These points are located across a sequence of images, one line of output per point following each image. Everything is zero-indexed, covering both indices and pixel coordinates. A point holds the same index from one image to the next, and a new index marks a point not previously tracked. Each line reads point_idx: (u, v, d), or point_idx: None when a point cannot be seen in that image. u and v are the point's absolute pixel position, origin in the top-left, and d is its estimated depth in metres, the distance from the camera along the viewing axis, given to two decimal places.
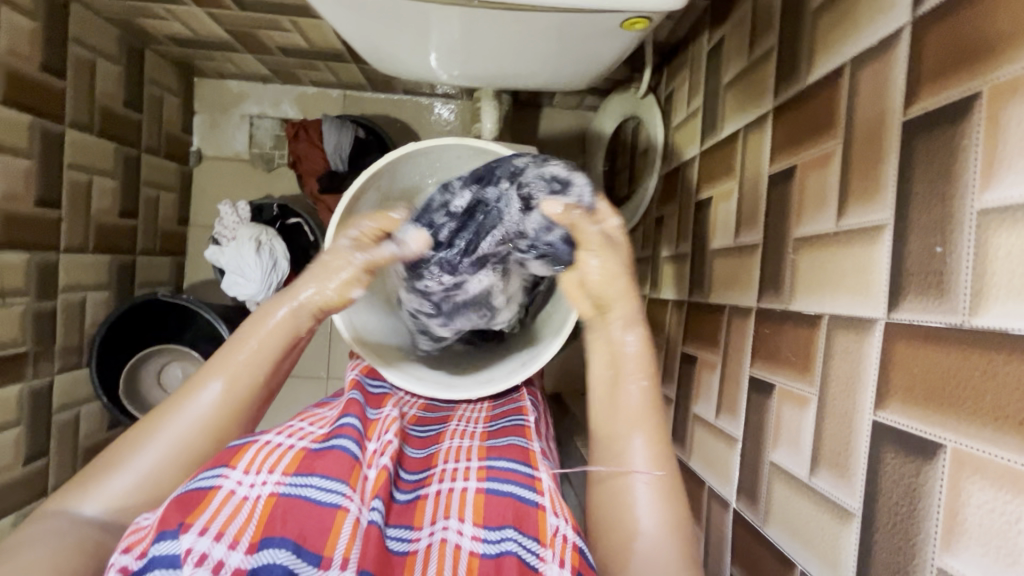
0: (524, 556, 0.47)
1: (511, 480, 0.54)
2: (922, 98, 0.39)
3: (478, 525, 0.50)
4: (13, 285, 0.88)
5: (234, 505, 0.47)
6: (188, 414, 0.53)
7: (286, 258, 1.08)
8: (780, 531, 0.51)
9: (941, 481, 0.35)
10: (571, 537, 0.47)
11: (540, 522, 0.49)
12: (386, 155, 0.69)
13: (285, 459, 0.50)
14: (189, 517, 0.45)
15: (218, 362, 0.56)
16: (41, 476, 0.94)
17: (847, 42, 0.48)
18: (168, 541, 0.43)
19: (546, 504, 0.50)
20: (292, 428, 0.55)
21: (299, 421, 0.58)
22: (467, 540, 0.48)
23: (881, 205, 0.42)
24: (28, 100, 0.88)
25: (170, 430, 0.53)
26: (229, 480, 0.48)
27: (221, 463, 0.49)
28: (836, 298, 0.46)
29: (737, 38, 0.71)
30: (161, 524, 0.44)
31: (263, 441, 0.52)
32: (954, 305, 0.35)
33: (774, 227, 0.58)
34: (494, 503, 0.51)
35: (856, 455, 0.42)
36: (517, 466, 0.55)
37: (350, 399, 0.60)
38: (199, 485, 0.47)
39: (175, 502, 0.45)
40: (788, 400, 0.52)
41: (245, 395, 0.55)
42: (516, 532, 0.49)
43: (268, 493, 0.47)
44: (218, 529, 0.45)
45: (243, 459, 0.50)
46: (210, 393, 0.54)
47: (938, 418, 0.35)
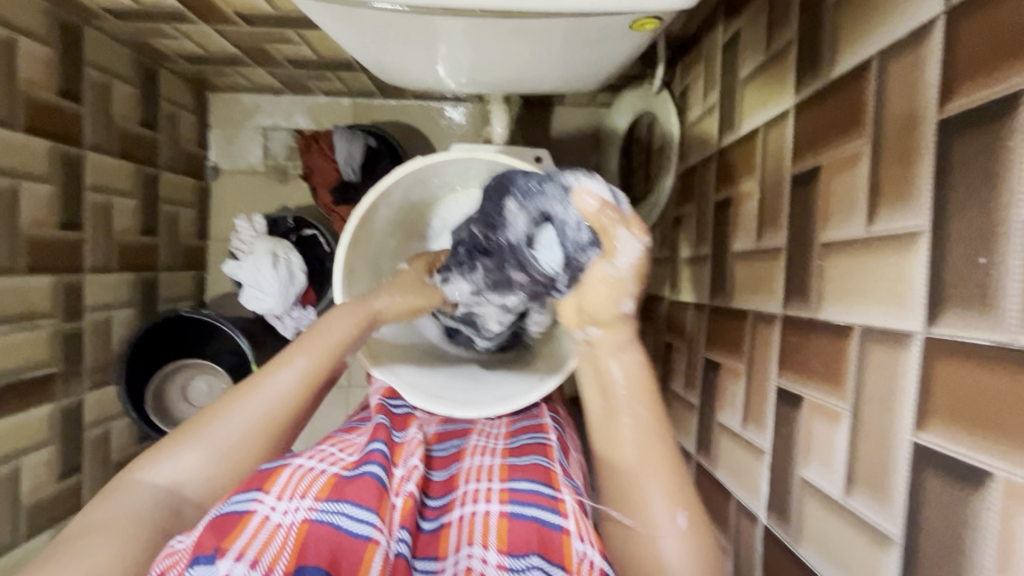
0: None
1: (535, 503, 0.53)
2: (962, 95, 0.36)
3: (502, 552, 0.49)
4: (40, 307, 0.90)
5: (269, 531, 0.47)
6: (259, 398, 0.57)
7: (303, 270, 1.09)
8: (812, 551, 0.48)
9: (992, 511, 0.32)
10: (598, 563, 0.47)
11: (564, 548, 0.49)
12: (392, 173, 0.67)
13: (317, 484, 0.51)
14: (225, 541, 0.45)
15: (292, 348, 0.60)
16: (75, 491, 0.96)
17: (874, 35, 0.45)
18: (203, 565, 0.43)
19: (571, 528, 0.50)
20: (324, 453, 0.56)
21: (329, 446, 0.58)
22: (492, 569, 0.48)
23: (916, 211, 0.39)
24: (48, 125, 0.90)
25: (245, 407, 0.56)
26: (263, 505, 0.48)
27: (254, 488, 0.49)
28: (868, 308, 0.43)
29: (754, 31, 0.68)
30: (196, 548, 0.44)
31: (296, 464, 0.52)
32: (1001, 322, 0.32)
33: (798, 230, 0.55)
34: (517, 527, 0.51)
35: (896, 479, 0.39)
36: (540, 488, 0.54)
37: (378, 423, 0.60)
38: (234, 509, 0.47)
39: (209, 527, 0.45)
40: (818, 414, 0.49)
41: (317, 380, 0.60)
42: (541, 560, 0.48)
43: (301, 519, 0.48)
44: (252, 556, 0.45)
45: (276, 483, 0.50)
46: (284, 377, 0.58)
47: (987, 443, 0.33)
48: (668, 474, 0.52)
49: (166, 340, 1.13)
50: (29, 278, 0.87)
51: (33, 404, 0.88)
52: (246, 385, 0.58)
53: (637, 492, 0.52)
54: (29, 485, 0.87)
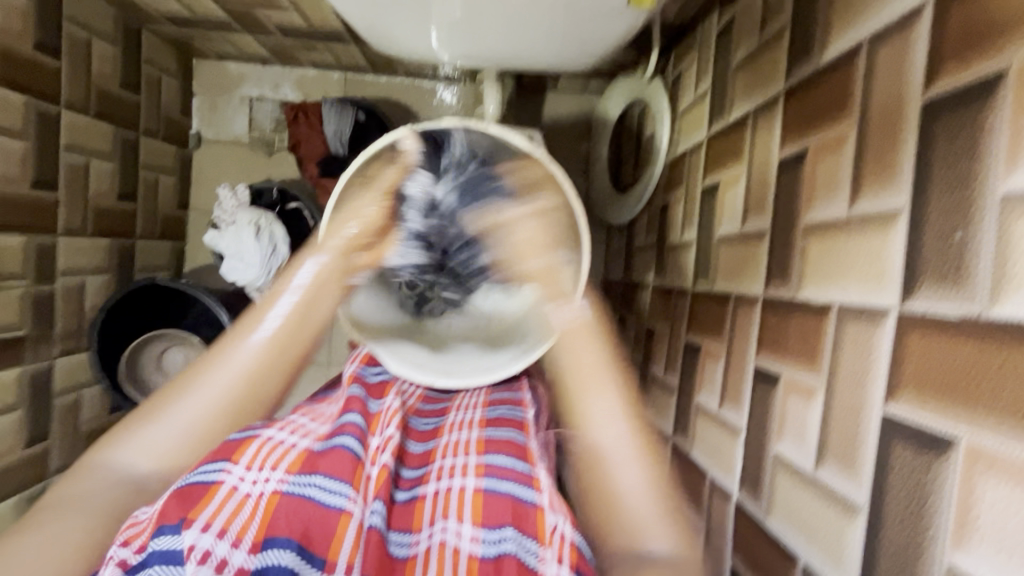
0: (523, 556, 0.47)
1: (509, 478, 0.54)
2: (945, 78, 0.37)
3: (476, 525, 0.49)
4: (11, 268, 0.87)
5: (237, 501, 0.47)
6: (228, 366, 0.53)
7: (286, 242, 1.07)
8: (782, 522, 0.50)
9: (952, 477, 0.34)
10: (569, 536, 0.47)
11: (538, 521, 0.50)
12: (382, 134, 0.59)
13: (288, 458, 0.51)
14: (191, 512, 0.45)
15: (245, 324, 0.55)
16: (43, 459, 0.94)
17: (862, 21, 0.46)
18: (169, 535, 0.43)
19: (544, 503, 0.51)
20: (294, 424, 0.55)
21: (299, 417, 0.58)
22: (466, 542, 0.48)
23: (898, 189, 0.40)
24: (23, 79, 0.87)
25: (208, 383, 0.53)
26: (231, 476, 0.48)
27: (222, 458, 0.49)
28: (845, 286, 0.45)
29: (748, 18, 0.69)
30: (161, 517, 0.44)
31: (265, 436, 0.52)
32: (972, 296, 0.33)
33: (782, 213, 0.56)
34: (492, 502, 0.51)
35: (864, 449, 0.41)
36: (515, 462, 0.56)
37: (350, 395, 0.60)
38: (200, 479, 0.47)
39: (175, 496, 0.45)
40: (794, 390, 0.50)
41: (281, 355, 0.54)
42: (515, 532, 0.48)
43: (271, 491, 0.48)
44: (219, 526, 0.44)
45: (244, 454, 0.50)
46: (247, 353, 0.53)
47: (952, 411, 0.34)
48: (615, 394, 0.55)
49: (142, 304, 1.11)
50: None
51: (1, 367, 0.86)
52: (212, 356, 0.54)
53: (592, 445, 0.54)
54: None
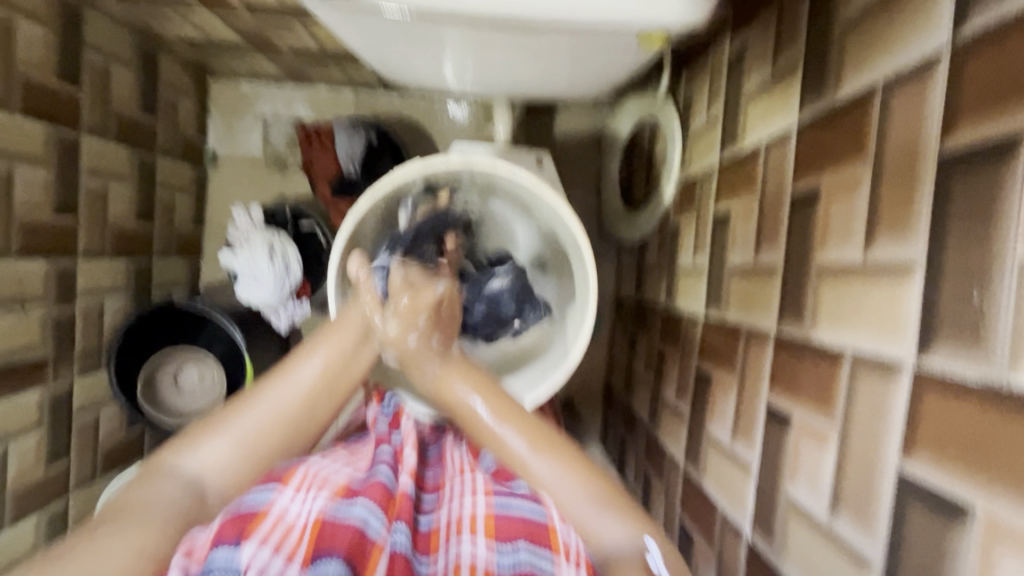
0: (537, 563, 0.49)
1: (516, 496, 0.57)
2: (964, 130, 0.36)
3: (489, 539, 0.52)
4: (32, 291, 0.89)
5: (285, 527, 0.49)
6: (295, 381, 0.56)
7: (299, 263, 1.08)
8: (794, 568, 0.49)
9: (972, 545, 0.33)
10: (586, 549, 0.50)
11: (551, 536, 0.52)
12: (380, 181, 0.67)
13: (330, 485, 0.56)
14: (246, 531, 0.47)
15: (319, 338, 0.59)
16: (63, 476, 0.96)
17: (877, 62, 0.46)
18: (226, 550, 0.45)
19: (554, 516, 0.53)
20: (330, 467, 0.59)
21: (331, 459, 0.62)
22: (482, 552, 0.50)
23: (912, 242, 0.39)
24: (44, 107, 0.89)
25: (270, 400, 0.54)
26: (281, 500, 0.52)
27: (273, 482, 0.54)
28: (859, 334, 0.44)
29: (761, 45, 0.68)
30: (218, 535, 0.46)
31: (306, 467, 0.57)
32: (991, 360, 0.33)
33: (795, 248, 0.55)
34: (502, 518, 0.54)
35: (879, 504, 0.40)
36: (518, 479, 0.60)
37: (379, 434, 0.69)
38: (254, 503, 0.51)
39: (232, 517, 0.48)
40: (807, 434, 0.50)
41: (343, 367, 0.58)
42: (528, 546, 0.50)
43: (315, 515, 0.50)
44: (274, 543, 0.47)
45: (292, 479, 0.55)
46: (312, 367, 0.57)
47: (969, 478, 0.33)
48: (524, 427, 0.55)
49: (159, 322, 1.13)
50: (21, 262, 0.86)
51: (22, 388, 0.87)
52: (278, 370, 0.56)
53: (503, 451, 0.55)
54: (16, 468, 0.87)
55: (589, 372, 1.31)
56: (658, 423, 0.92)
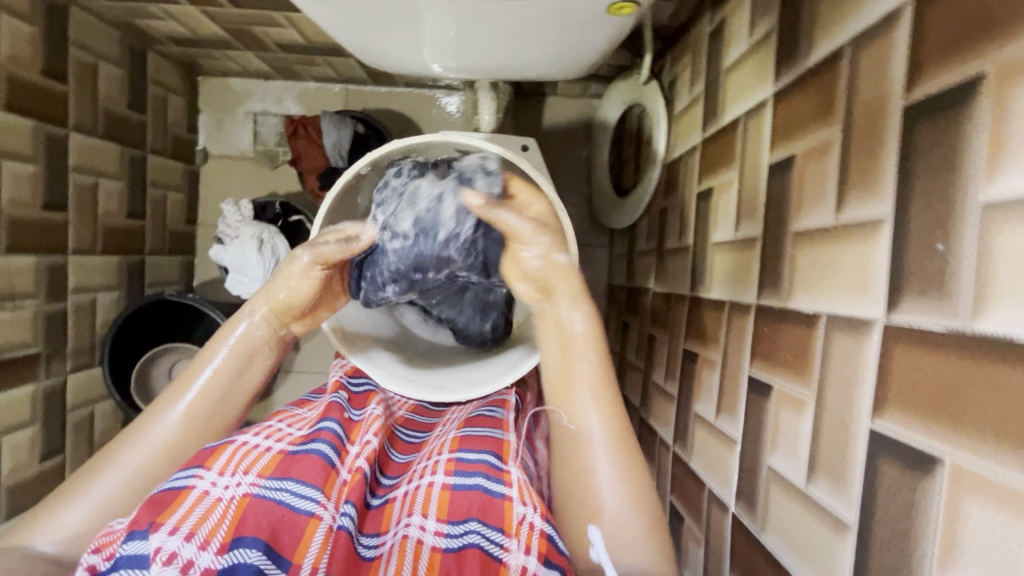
0: (487, 547, 0.48)
1: (478, 473, 0.54)
2: (926, 80, 0.36)
3: (440, 521, 0.50)
4: (23, 287, 0.90)
5: (207, 505, 0.48)
6: (150, 438, 0.57)
7: (289, 256, 1.08)
8: (776, 538, 0.49)
9: (939, 497, 0.32)
10: (538, 525, 0.48)
11: (506, 514, 0.50)
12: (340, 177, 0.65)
13: (262, 461, 0.52)
14: (160, 516, 0.46)
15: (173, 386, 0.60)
16: (58, 472, 0.97)
17: (846, 23, 0.45)
18: (137, 540, 0.44)
19: (513, 495, 0.51)
20: (271, 429, 0.56)
21: (277, 420, 0.58)
22: (429, 535, 0.49)
23: (881, 198, 0.39)
24: (32, 105, 0.89)
25: (131, 455, 0.56)
26: (202, 482, 0.49)
27: (196, 464, 0.51)
28: (833, 295, 0.43)
29: (738, 18, 0.68)
30: (133, 524, 0.46)
31: (240, 442, 0.53)
32: (956, 308, 0.32)
33: (773, 218, 0.55)
34: (458, 498, 0.52)
35: (853, 465, 0.39)
36: (486, 458, 0.55)
37: (332, 402, 0.61)
38: (172, 486, 0.49)
39: (147, 503, 0.47)
40: (786, 402, 0.49)
41: (206, 422, 0.59)
42: (480, 524, 0.50)
43: (242, 493, 0.49)
44: (188, 529, 0.46)
45: (218, 460, 0.51)
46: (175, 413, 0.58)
47: (937, 429, 0.33)
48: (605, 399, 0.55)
49: (152, 319, 1.14)
50: (11, 258, 0.87)
51: (14, 384, 0.88)
52: (132, 430, 0.57)
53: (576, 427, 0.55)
54: (9, 464, 0.87)
55: None
56: (649, 407, 0.91)
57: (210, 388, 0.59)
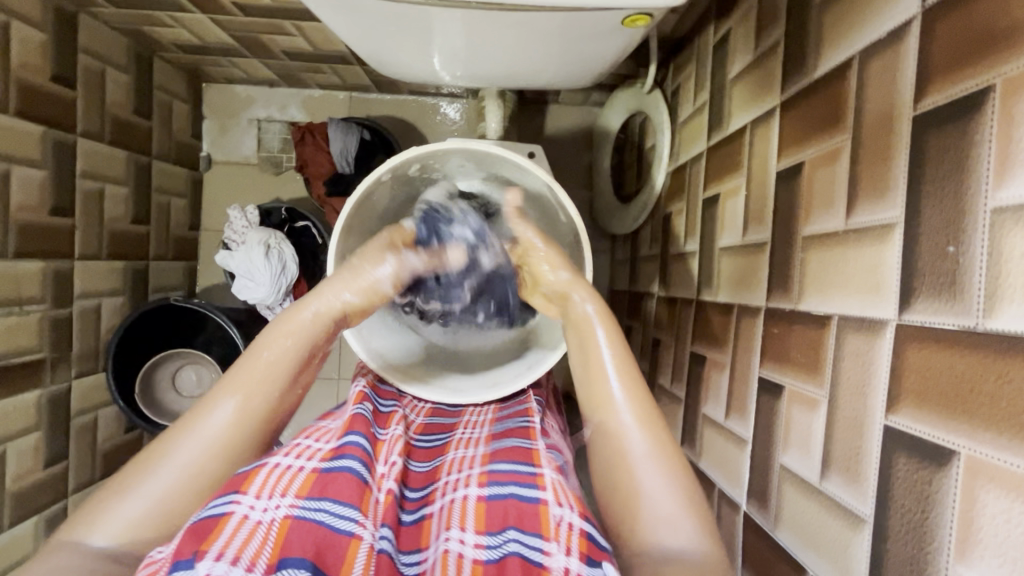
0: (528, 555, 0.47)
1: (513, 480, 0.54)
2: (934, 92, 0.38)
3: (479, 532, 0.49)
4: (29, 292, 0.89)
5: (249, 528, 0.45)
6: (202, 433, 0.52)
7: (295, 261, 1.09)
8: (790, 535, 0.50)
9: (955, 489, 0.34)
10: (577, 524, 0.47)
11: (541, 517, 0.49)
12: (358, 185, 0.67)
13: (297, 481, 0.50)
14: (204, 544, 0.44)
15: (229, 379, 0.55)
16: (61, 478, 0.96)
17: (853, 35, 0.47)
18: (183, 569, 0.41)
19: (549, 497, 0.51)
20: (299, 447, 0.54)
21: (305, 437, 0.57)
22: (470, 548, 0.48)
23: (892, 203, 0.40)
24: (41, 110, 0.90)
25: (181, 451, 0.51)
26: (241, 505, 0.47)
27: (232, 489, 0.48)
28: (844, 298, 0.45)
29: (744, 30, 0.70)
30: (176, 555, 0.43)
31: (272, 464, 0.51)
32: (967, 308, 0.34)
33: (782, 223, 0.56)
34: (494, 508, 0.51)
35: (868, 461, 0.41)
36: (519, 467, 0.55)
37: (357, 415, 0.59)
38: (212, 512, 0.46)
39: (187, 533, 0.44)
40: (798, 401, 0.50)
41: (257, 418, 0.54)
42: (518, 533, 0.49)
43: (282, 515, 0.47)
44: (233, 554, 0.43)
45: (254, 483, 0.49)
46: (223, 411, 0.53)
47: (951, 424, 0.34)
48: (636, 390, 0.56)
49: (157, 324, 1.13)
50: (19, 263, 0.87)
51: (19, 390, 0.88)
52: (182, 424, 0.52)
53: (597, 396, 0.56)
54: (14, 470, 0.87)
55: None
56: None
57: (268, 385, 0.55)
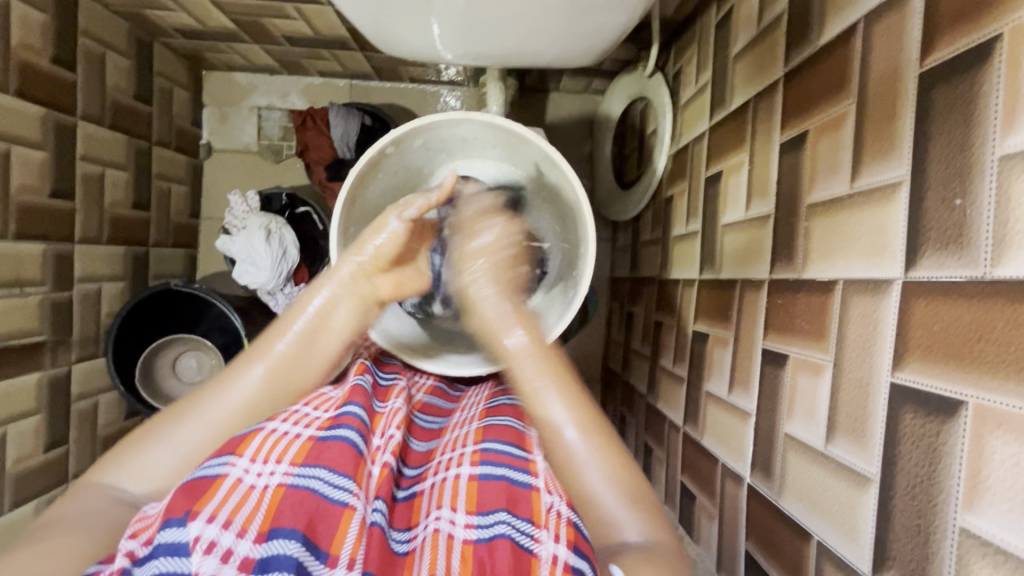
0: (518, 539, 0.46)
1: (504, 463, 0.53)
2: (940, 48, 0.38)
3: (471, 513, 0.49)
4: (30, 275, 0.89)
5: (241, 493, 0.46)
6: (233, 393, 0.56)
7: (296, 246, 1.09)
8: (796, 502, 0.50)
9: (963, 439, 0.34)
10: (566, 514, 0.48)
11: (533, 503, 0.50)
12: (363, 156, 0.67)
13: (292, 450, 0.50)
14: (197, 504, 0.44)
15: (256, 347, 0.58)
16: (62, 462, 0.96)
17: (857, 1, 0.47)
18: (176, 528, 0.42)
19: (540, 484, 0.51)
20: (297, 414, 0.54)
21: (302, 403, 0.56)
22: (459, 529, 0.47)
23: (898, 162, 0.40)
24: (41, 91, 0.89)
25: (214, 409, 0.55)
26: (236, 469, 0.48)
27: (227, 451, 0.49)
28: (849, 261, 0.45)
29: (746, 7, 0.70)
30: (168, 511, 0.43)
31: (269, 429, 0.51)
32: (975, 258, 0.34)
33: (786, 194, 0.56)
34: (488, 489, 0.51)
35: (873, 420, 0.41)
36: (512, 450, 0.55)
37: (359, 385, 0.59)
38: (206, 473, 0.47)
39: (180, 490, 0.45)
40: (803, 368, 0.50)
41: (283, 383, 0.58)
42: (509, 515, 0.48)
43: (276, 484, 0.47)
44: (225, 518, 0.44)
45: (249, 447, 0.49)
46: (253, 376, 0.56)
47: (959, 375, 0.34)
48: (567, 393, 0.54)
49: (160, 310, 1.13)
50: (19, 244, 0.87)
51: (20, 372, 0.87)
52: (215, 384, 0.56)
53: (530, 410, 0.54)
54: (15, 452, 0.86)
55: (588, 354, 1.32)
56: (657, 392, 0.93)
57: (291, 355, 0.58)
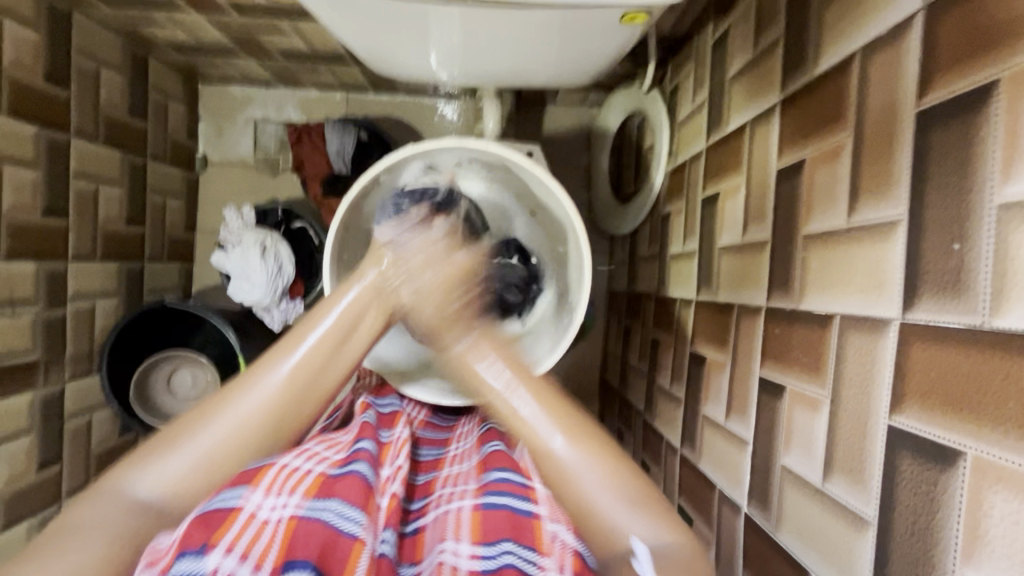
0: (524, 566, 0.45)
1: (510, 492, 0.52)
2: (938, 87, 0.37)
3: (474, 543, 0.47)
4: (22, 294, 0.88)
5: (256, 527, 0.45)
6: (259, 390, 0.52)
7: (292, 262, 1.08)
8: (793, 537, 0.49)
9: (962, 489, 0.33)
10: (572, 544, 0.47)
11: (536, 533, 0.48)
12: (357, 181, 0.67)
13: (304, 483, 0.49)
14: (213, 536, 0.43)
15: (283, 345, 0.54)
16: (54, 481, 0.95)
17: (853, 32, 0.47)
18: (190, 558, 0.41)
19: (543, 512, 0.50)
20: (308, 451, 0.54)
21: (312, 443, 0.57)
22: (465, 560, 0.45)
23: (895, 201, 0.40)
24: (33, 109, 0.89)
25: (237, 406, 0.51)
26: (250, 502, 0.47)
27: (241, 485, 0.48)
28: (846, 297, 0.45)
29: (743, 29, 0.70)
30: (184, 542, 0.42)
31: (281, 463, 0.51)
32: (973, 306, 0.33)
33: (782, 222, 0.56)
34: (491, 517, 0.49)
35: (870, 463, 0.40)
36: (513, 476, 0.54)
37: (364, 423, 0.61)
38: (221, 506, 0.46)
39: (196, 521, 0.44)
40: (800, 402, 0.50)
41: (309, 386, 0.54)
42: (515, 545, 0.47)
43: (289, 515, 0.46)
44: (241, 550, 0.42)
45: (263, 480, 0.49)
46: (278, 375, 0.52)
47: (958, 424, 0.34)
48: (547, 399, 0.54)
49: (156, 327, 1.13)
50: (11, 264, 0.86)
51: (11, 392, 0.86)
52: (240, 380, 0.52)
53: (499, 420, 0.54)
54: (6, 473, 0.85)
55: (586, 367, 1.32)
56: (654, 411, 0.92)
57: (316, 359, 0.54)
